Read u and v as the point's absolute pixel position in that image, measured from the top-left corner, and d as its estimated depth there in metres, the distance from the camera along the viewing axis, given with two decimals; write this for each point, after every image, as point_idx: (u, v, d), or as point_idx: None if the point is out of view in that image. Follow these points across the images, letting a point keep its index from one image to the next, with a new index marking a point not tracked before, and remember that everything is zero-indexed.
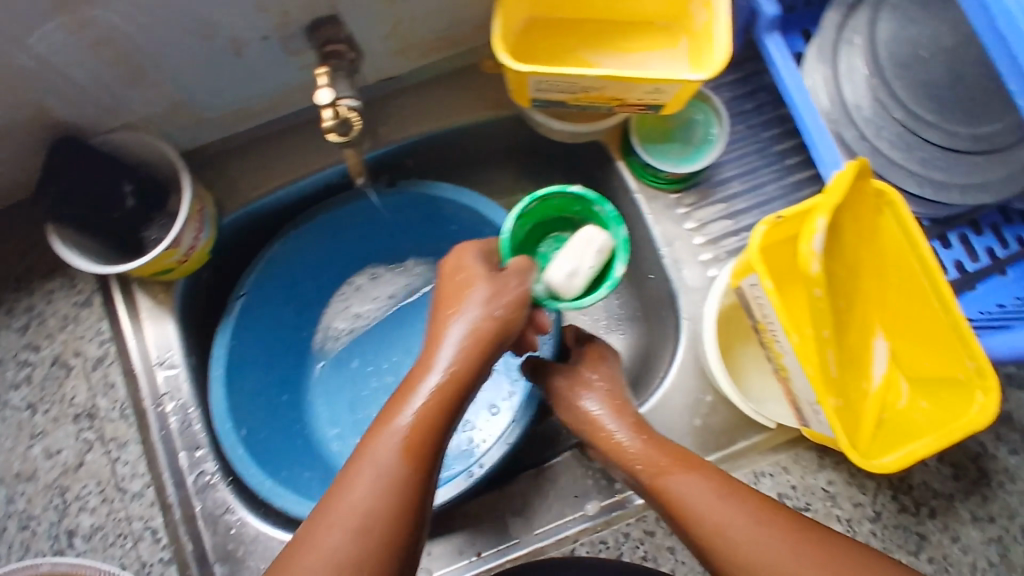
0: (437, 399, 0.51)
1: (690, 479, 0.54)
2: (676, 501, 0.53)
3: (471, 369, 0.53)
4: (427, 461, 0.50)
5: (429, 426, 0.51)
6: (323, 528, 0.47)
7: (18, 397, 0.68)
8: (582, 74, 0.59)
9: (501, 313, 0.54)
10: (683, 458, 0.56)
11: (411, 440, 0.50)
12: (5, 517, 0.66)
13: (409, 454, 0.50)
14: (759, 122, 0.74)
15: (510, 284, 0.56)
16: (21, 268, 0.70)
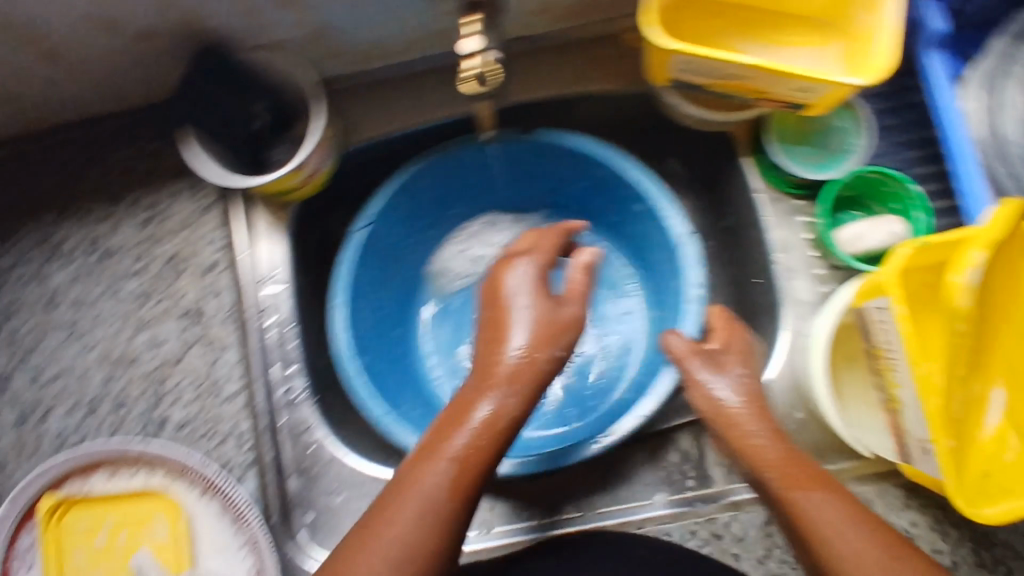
0: (459, 477, 0.48)
1: (823, 499, 0.49)
2: (807, 523, 0.49)
3: (479, 484, 0.49)
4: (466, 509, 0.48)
5: (483, 468, 0.49)
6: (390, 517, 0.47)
7: (132, 286, 0.71)
8: (732, 60, 0.57)
9: (519, 415, 0.51)
10: (819, 475, 0.52)
11: (456, 478, 0.48)
12: (104, 395, 0.70)
13: (458, 466, 0.48)
14: (901, 143, 0.68)
15: (489, 416, 0.50)
16: (146, 166, 0.72)
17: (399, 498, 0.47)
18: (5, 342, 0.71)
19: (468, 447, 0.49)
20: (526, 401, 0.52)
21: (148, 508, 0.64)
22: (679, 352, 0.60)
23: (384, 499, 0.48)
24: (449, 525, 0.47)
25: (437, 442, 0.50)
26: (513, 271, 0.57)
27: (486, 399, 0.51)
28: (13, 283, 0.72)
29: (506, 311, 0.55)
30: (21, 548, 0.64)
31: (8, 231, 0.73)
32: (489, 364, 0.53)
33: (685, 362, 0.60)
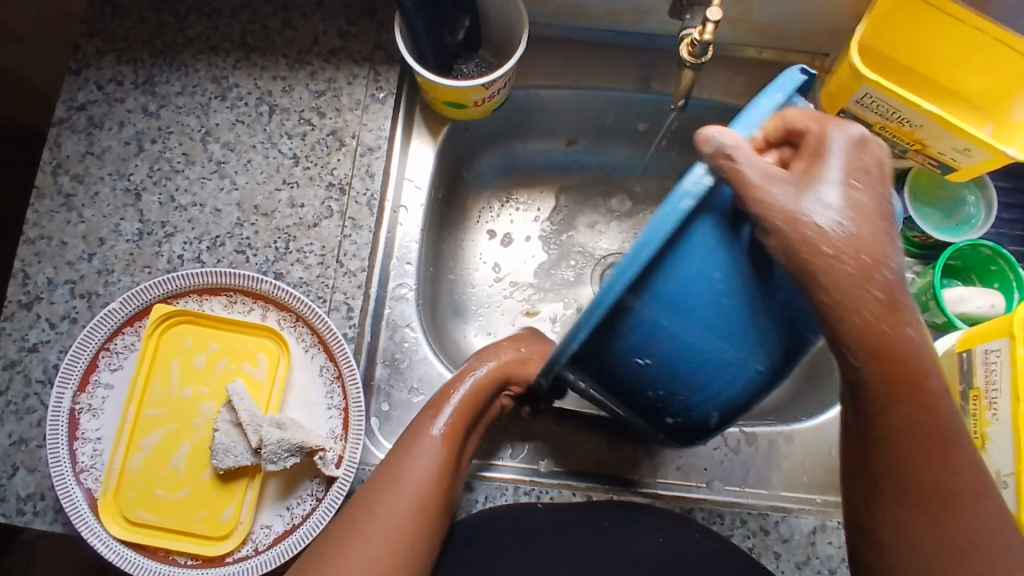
0: (462, 403, 0.65)
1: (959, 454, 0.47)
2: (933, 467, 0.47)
3: (464, 418, 0.64)
4: (454, 440, 0.62)
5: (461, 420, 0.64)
6: (411, 455, 0.61)
7: (287, 145, 0.74)
8: (916, 104, 0.63)
9: (483, 378, 0.67)
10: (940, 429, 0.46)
11: (445, 435, 0.62)
12: (229, 235, 0.71)
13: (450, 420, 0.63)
14: (1009, 235, 0.75)
15: (494, 365, 0.68)
16: (336, 43, 0.76)
17: (443, 410, 0.64)
18: (149, 159, 0.73)
19: (453, 388, 0.66)
20: (497, 366, 0.68)
21: (253, 345, 0.65)
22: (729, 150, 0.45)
23: (433, 403, 0.65)
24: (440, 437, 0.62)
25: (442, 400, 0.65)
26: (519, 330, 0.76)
27: (476, 362, 0.68)
28: (173, 108, 0.74)
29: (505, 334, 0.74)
30: (120, 346, 0.64)
31: (184, 60, 0.76)
32: (483, 348, 0.71)
33: (740, 166, 0.45)
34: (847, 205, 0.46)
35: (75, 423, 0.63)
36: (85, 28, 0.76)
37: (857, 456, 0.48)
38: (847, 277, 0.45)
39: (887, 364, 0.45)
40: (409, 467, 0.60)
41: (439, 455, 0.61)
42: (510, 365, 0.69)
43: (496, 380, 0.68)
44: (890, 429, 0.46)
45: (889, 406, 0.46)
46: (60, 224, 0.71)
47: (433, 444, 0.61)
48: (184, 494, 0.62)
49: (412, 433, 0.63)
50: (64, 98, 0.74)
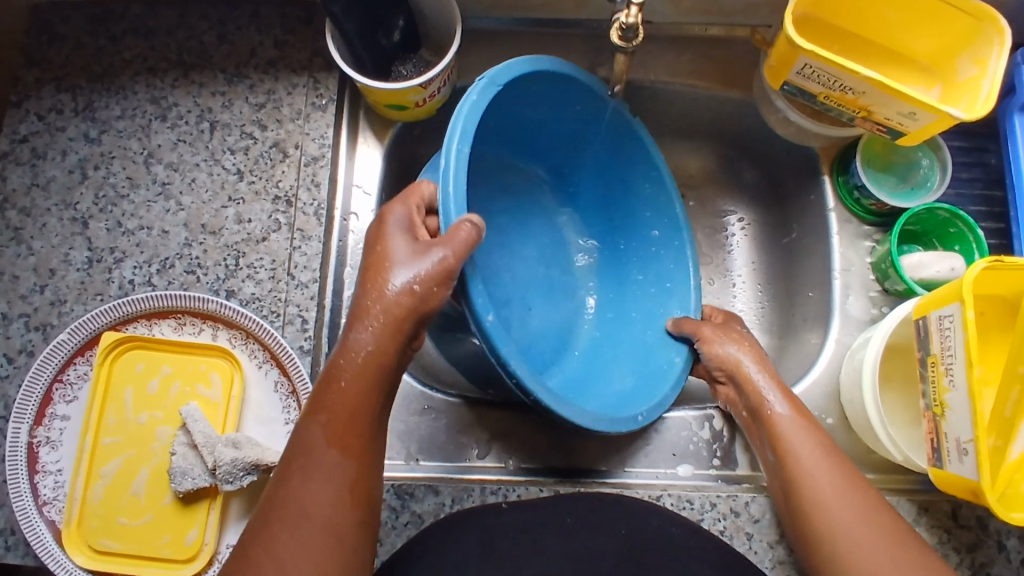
0: (348, 390, 0.56)
1: (802, 424, 0.62)
2: (784, 438, 0.62)
3: (364, 414, 0.56)
4: (359, 449, 0.55)
5: (367, 416, 0.56)
6: (302, 471, 0.54)
7: (231, 161, 0.73)
8: (854, 72, 0.62)
9: (376, 347, 0.57)
10: (800, 406, 0.64)
11: (341, 442, 0.55)
12: (178, 256, 0.71)
13: (336, 417, 0.55)
14: (968, 195, 0.75)
15: (381, 330, 0.57)
16: (274, 54, 0.76)
17: (324, 400, 0.56)
18: (94, 186, 0.72)
19: (338, 366, 0.57)
20: (383, 333, 0.57)
21: (205, 366, 0.65)
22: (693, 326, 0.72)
23: (315, 402, 0.56)
24: (327, 444, 0.55)
25: (320, 397, 0.56)
26: (399, 206, 0.61)
27: (357, 327, 0.57)
28: (114, 132, 0.74)
29: (391, 243, 0.58)
30: (72, 376, 0.64)
31: (123, 83, 0.75)
32: (359, 305, 0.57)
33: (700, 330, 0.71)
34: (751, 354, 0.68)
35: (34, 457, 0.63)
36: (22, 59, 0.75)
37: (774, 474, 0.63)
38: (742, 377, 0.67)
39: (771, 391, 0.64)
40: (294, 490, 0.53)
41: (342, 470, 0.54)
42: (398, 327, 0.57)
43: (392, 344, 0.57)
44: (788, 443, 0.62)
45: (773, 424, 0.63)
46: (10, 258, 0.70)
47: (328, 456, 0.54)
48: (146, 519, 0.62)
49: (303, 442, 0.55)
50: (5, 131, 0.74)
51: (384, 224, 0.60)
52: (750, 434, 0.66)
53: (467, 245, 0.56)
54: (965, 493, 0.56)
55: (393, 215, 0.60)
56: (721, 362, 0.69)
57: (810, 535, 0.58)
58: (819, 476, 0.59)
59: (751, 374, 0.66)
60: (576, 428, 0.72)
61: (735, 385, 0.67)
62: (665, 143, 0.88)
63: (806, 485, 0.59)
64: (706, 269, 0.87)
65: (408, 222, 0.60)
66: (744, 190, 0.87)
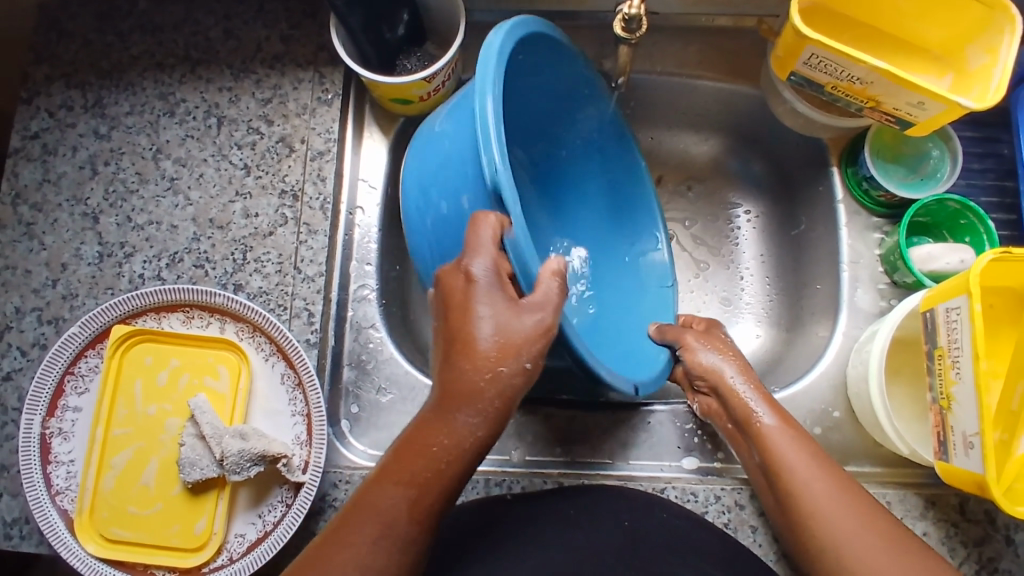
0: (445, 472, 0.51)
1: (790, 436, 0.61)
2: (772, 451, 0.61)
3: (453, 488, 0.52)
4: (434, 525, 0.52)
5: (444, 493, 0.52)
6: (376, 532, 0.50)
7: (238, 156, 0.74)
8: (863, 61, 0.61)
9: (484, 435, 0.52)
10: (786, 418, 0.63)
11: (420, 517, 0.51)
12: (187, 251, 0.71)
13: (423, 492, 0.51)
14: (980, 186, 0.74)
15: (483, 420, 0.51)
16: (279, 49, 0.76)
17: (413, 476, 0.51)
18: (103, 181, 0.73)
19: (440, 446, 0.51)
20: (492, 420, 0.51)
21: (213, 359, 0.66)
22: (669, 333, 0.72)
23: (404, 466, 0.51)
24: (410, 524, 0.51)
25: (414, 463, 0.51)
26: (481, 258, 0.52)
27: (466, 409, 0.51)
28: (123, 128, 0.75)
29: (480, 312, 0.51)
30: (84, 369, 0.65)
31: (131, 79, 0.76)
32: (467, 385, 0.51)
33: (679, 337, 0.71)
34: (733, 364, 0.67)
35: (46, 448, 0.64)
36: (32, 56, 0.76)
37: (768, 490, 0.61)
38: (727, 385, 0.66)
39: (757, 403, 0.64)
40: (354, 554, 0.49)
41: (414, 547, 0.51)
42: (505, 411, 0.52)
43: (497, 429, 0.52)
44: (776, 454, 0.60)
45: (763, 438, 0.62)
46: (23, 253, 0.72)
47: (409, 533, 0.50)
48: (156, 509, 0.63)
49: (382, 513, 0.50)
50: (17, 127, 0.75)
51: (472, 286, 0.52)
52: (738, 446, 0.65)
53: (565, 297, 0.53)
54: (972, 487, 0.55)
55: (479, 273, 0.52)
56: (703, 373, 0.68)
57: (818, 547, 0.56)
58: (812, 482, 0.58)
59: (735, 383, 0.65)
60: (582, 421, 0.72)
61: (719, 398, 0.67)
62: (672, 135, 0.87)
63: (804, 498, 0.57)
64: (712, 260, 0.86)
65: (497, 277, 0.53)
66: (752, 183, 0.86)
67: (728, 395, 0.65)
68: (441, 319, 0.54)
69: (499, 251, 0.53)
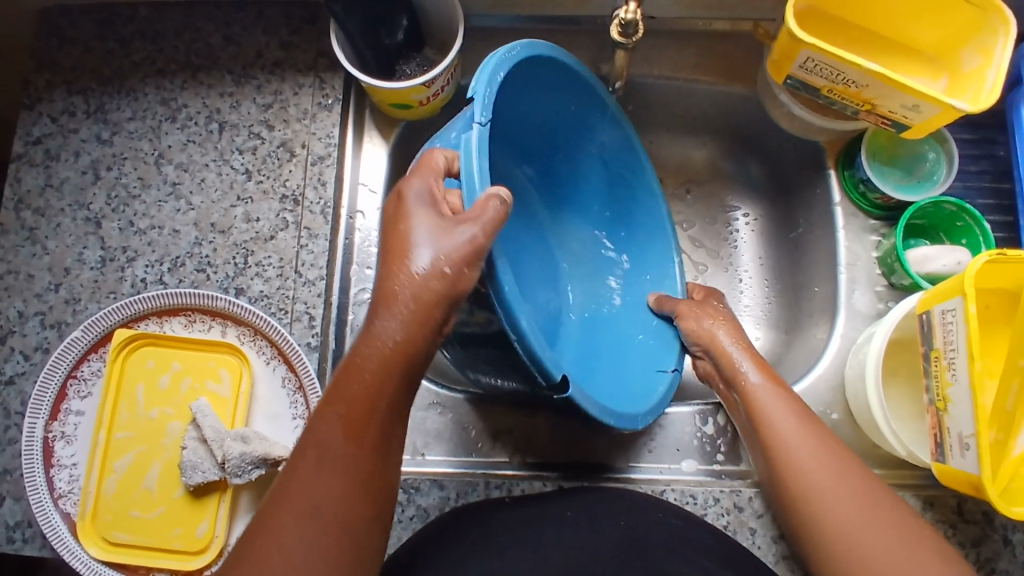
0: (373, 383, 0.52)
1: (776, 391, 0.62)
2: (756, 404, 0.62)
3: (390, 398, 0.52)
4: (373, 440, 0.51)
5: (377, 408, 0.52)
6: (313, 453, 0.51)
7: (239, 161, 0.74)
8: (857, 65, 0.62)
9: (404, 338, 0.52)
10: (773, 374, 0.64)
11: (354, 429, 0.51)
12: (188, 255, 0.72)
13: (353, 407, 0.51)
14: (977, 188, 0.74)
15: (404, 320, 0.52)
16: (280, 54, 0.77)
17: (343, 387, 0.52)
18: (105, 187, 0.74)
19: (363, 356, 0.52)
20: (412, 323, 0.52)
21: (214, 362, 0.66)
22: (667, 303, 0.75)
23: (336, 390, 0.52)
24: (345, 441, 0.51)
25: (340, 386, 0.52)
26: (420, 177, 0.56)
27: (384, 315, 0.52)
28: (125, 133, 0.75)
29: (412, 221, 0.54)
30: (86, 373, 0.66)
31: (132, 85, 0.76)
32: (386, 287, 0.53)
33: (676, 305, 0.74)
34: (726, 329, 0.69)
35: (49, 452, 0.64)
36: (35, 64, 0.77)
37: (754, 446, 0.63)
38: (718, 347, 0.68)
39: (744, 362, 0.65)
40: (307, 482, 0.50)
41: (357, 467, 0.51)
42: (428, 316, 0.52)
43: (418, 333, 0.52)
44: (759, 409, 0.62)
45: (747, 393, 0.63)
46: (26, 258, 0.72)
47: (343, 451, 0.50)
48: (159, 512, 0.63)
49: (319, 435, 0.51)
50: (20, 134, 0.75)
51: (403, 203, 0.55)
52: (730, 406, 0.67)
53: (496, 223, 0.52)
54: (968, 488, 0.55)
55: (411, 189, 0.55)
56: (697, 337, 0.70)
57: (794, 498, 0.58)
58: (791, 434, 0.59)
59: (725, 346, 0.67)
60: (581, 423, 0.72)
61: (712, 360, 0.69)
62: (670, 139, 0.88)
63: (783, 451, 0.59)
64: (710, 262, 0.87)
65: (430, 197, 0.55)
66: (750, 185, 0.87)
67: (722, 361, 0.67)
68: (382, 234, 0.56)
69: (439, 179, 0.56)
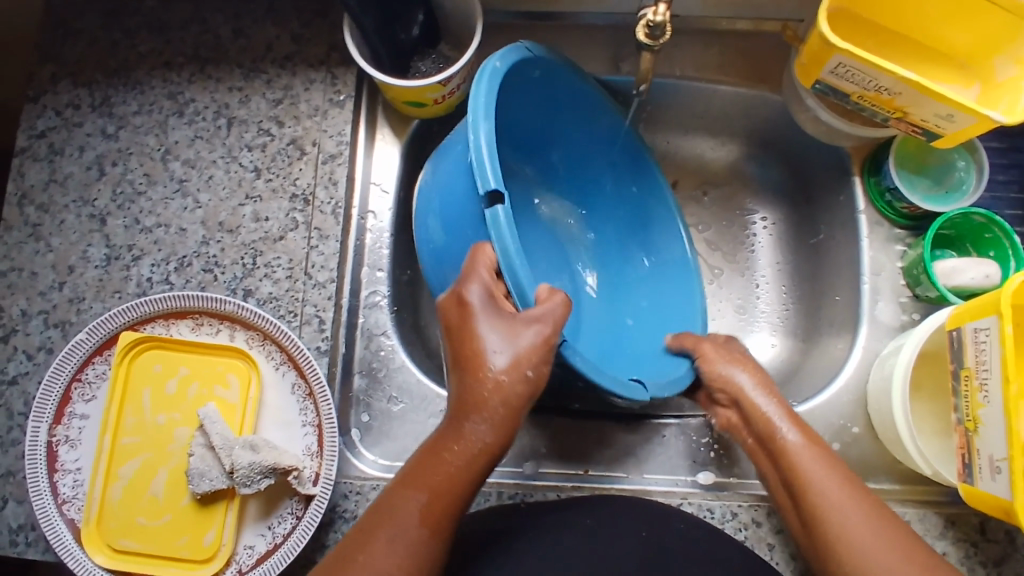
0: (455, 476, 0.53)
1: (815, 452, 0.59)
2: (796, 466, 0.59)
3: (463, 495, 0.53)
4: (445, 530, 0.53)
5: (456, 493, 0.53)
6: (388, 529, 0.51)
7: (248, 158, 0.72)
8: (891, 72, 0.59)
9: (492, 441, 0.54)
10: (808, 433, 0.61)
11: (429, 516, 0.52)
12: (196, 255, 0.70)
13: (434, 495, 0.53)
14: (1005, 198, 0.72)
15: (489, 423, 0.54)
16: (291, 48, 0.74)
17: (435, 481, 0.53)
18: (111, 182, 0.72)
19: (449, 451, 0.54)
20: (500, 426, 0.54)
21: (222, 367, 0.65)
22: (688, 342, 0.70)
23: (414, 471, 0.54)
24: (420, 524, 0.52)
25: (421, 466, 0.54)
26: (476, 281, 0.56)
27: (474, 418, 0.54)
28: (132, 128, 0.73)
29: (483, 335, 0.55)
30: (91, 376, 0.64)
31: (139, 78, 0.74)
32: (474, 395, 0.54)
33: (698, 345, 0.70)
34: (754, 377, 0.65)
35: (53, 456, 0.63)
36: (39, 54, 0.75)
37: (790, 508, 0.59)
38: (749, 399, 0.64)
39: (780, 418, 0.62)
40: (375, 558, 0.50)
41: (426, 551, 0.51)
42: (513, 416, 0.55)
43: (506, 437, 0.55)
44: (801, 471, 0.58)
45: (786, 453, 0.60)
46: (29, 255, 0.70)
47: (420, 537, 0.52)
48: (165, 520, 0.62)
49: (394, 514, 0.52)
50: (23, 126, 0.73)
51: (467, 311, 0.56)
52: (757, 461, 0.63)
53: (564, 311, 0.56)
54: (997, 512, 0.54)
55: (472, 296, 0.56)
56: (722, 382, 0.67)
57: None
58: (837, 501, 0.56)
59: (755, 397, 0.64)
60: (596, 432, 0.71)
61: (740, 411, 0.65)
62: (689, 140, 0.86)
63: (831, 519, 0.56)
64: (727, 267, 0.85)
65: (492, 299, 0.56)
66: (770, 189, 0.85)
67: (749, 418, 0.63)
68: (445, 341, 0.57)
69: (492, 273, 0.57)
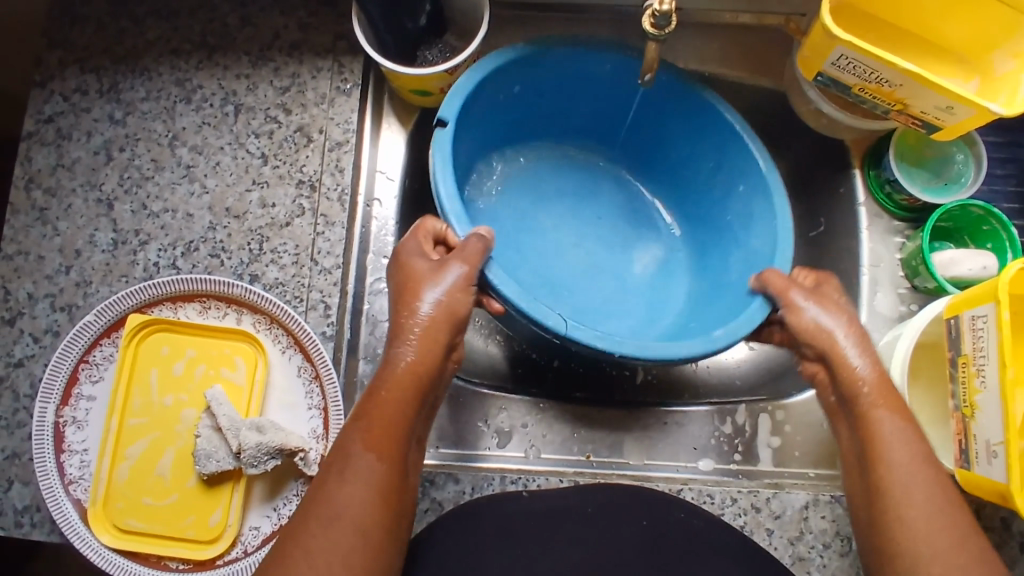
0: (390, 398, 0.58)
1: (900, 425, 0.59)
2: (878, 434, 0.59)
3: (398, 415, 0.58)
4: (391, 452, 0.57)
5: (399, 418, 0.58)
6: (334, 469, 0.55)
7: (254, 145, 0.73)
8: (891, 64, 0.60)
9: (416, 360, 0.60)
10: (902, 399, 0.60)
11: (376, 442, 0.56)
12: (202, 240, 0.71)
13: (374, 423, 0.57)
14: (1002, 191, 0.74)
15: (420, 335, 0.60)
16: (297, 36, 0.75)
17: (373, 412, 0.58)
18: (118, 167, 0.72)
19: (383, 386, 0.59)
20: (423, 345, 0.60)
21: (229, 350, 0.65)
22: (779, 286, 0.64)
23: (360, 408, 0.58)
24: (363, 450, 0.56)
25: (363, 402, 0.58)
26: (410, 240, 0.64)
27: (398, 343, 0.60)
28: (139, 114, 0.74)
29: (413, 267, 0.62)
30: (98, 358, 0.65)
31: (146, 65, 0.74)
32: (399, 322, 0.61)
33: (787, 293, 0.64)
34: (848, 333, 0.62)
35: (61, 436, 0.64)
36: (46, 40, 0.75)
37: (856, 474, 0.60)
38: (841, 351, 0.62)
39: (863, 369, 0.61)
40: (333, 491, 0.54)
41: (375, 470, 0.55)
42: (437, 335, 0.60)
43: (429, 356, 0.60)
44: (879, 441, 0.58)
45: (868, 416, 0.60)
46: (36, 239, 0.71)
47: (365, 461, 0.56)
48: (171, 500, 0.62)
49: (341, 448, 0.57)
50: (31, 111, 0.74)
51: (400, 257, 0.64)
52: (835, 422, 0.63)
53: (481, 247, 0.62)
54: (993, 496, 0.55)
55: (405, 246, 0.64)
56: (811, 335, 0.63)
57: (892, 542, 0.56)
58: (905, 472, 0.57)
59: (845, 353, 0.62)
60: (597, 419, 0.72)
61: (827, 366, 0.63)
62: None
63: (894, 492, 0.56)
64: None
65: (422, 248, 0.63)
66: None
67: (825, 377, 0.64)
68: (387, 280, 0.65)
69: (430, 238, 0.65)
